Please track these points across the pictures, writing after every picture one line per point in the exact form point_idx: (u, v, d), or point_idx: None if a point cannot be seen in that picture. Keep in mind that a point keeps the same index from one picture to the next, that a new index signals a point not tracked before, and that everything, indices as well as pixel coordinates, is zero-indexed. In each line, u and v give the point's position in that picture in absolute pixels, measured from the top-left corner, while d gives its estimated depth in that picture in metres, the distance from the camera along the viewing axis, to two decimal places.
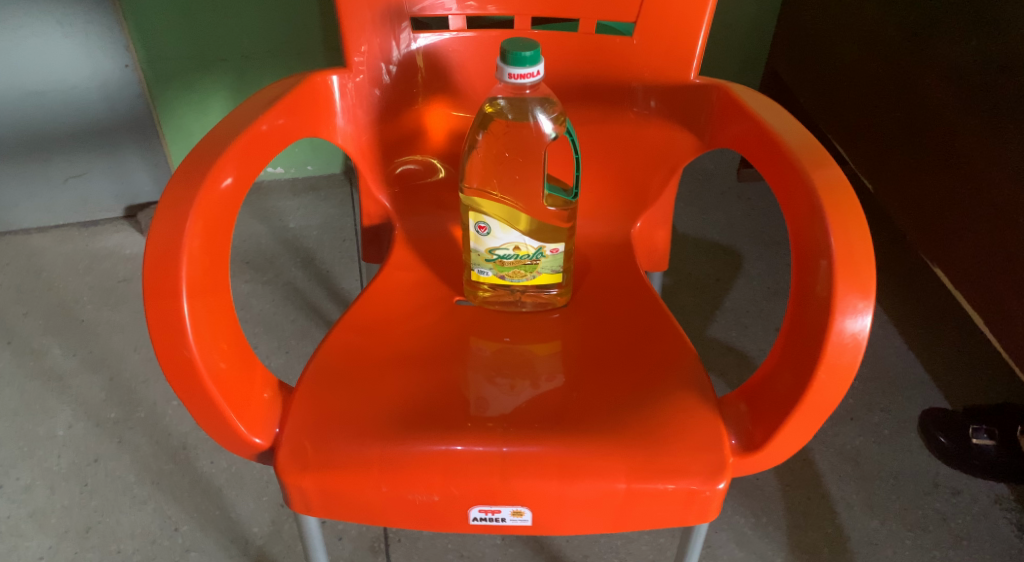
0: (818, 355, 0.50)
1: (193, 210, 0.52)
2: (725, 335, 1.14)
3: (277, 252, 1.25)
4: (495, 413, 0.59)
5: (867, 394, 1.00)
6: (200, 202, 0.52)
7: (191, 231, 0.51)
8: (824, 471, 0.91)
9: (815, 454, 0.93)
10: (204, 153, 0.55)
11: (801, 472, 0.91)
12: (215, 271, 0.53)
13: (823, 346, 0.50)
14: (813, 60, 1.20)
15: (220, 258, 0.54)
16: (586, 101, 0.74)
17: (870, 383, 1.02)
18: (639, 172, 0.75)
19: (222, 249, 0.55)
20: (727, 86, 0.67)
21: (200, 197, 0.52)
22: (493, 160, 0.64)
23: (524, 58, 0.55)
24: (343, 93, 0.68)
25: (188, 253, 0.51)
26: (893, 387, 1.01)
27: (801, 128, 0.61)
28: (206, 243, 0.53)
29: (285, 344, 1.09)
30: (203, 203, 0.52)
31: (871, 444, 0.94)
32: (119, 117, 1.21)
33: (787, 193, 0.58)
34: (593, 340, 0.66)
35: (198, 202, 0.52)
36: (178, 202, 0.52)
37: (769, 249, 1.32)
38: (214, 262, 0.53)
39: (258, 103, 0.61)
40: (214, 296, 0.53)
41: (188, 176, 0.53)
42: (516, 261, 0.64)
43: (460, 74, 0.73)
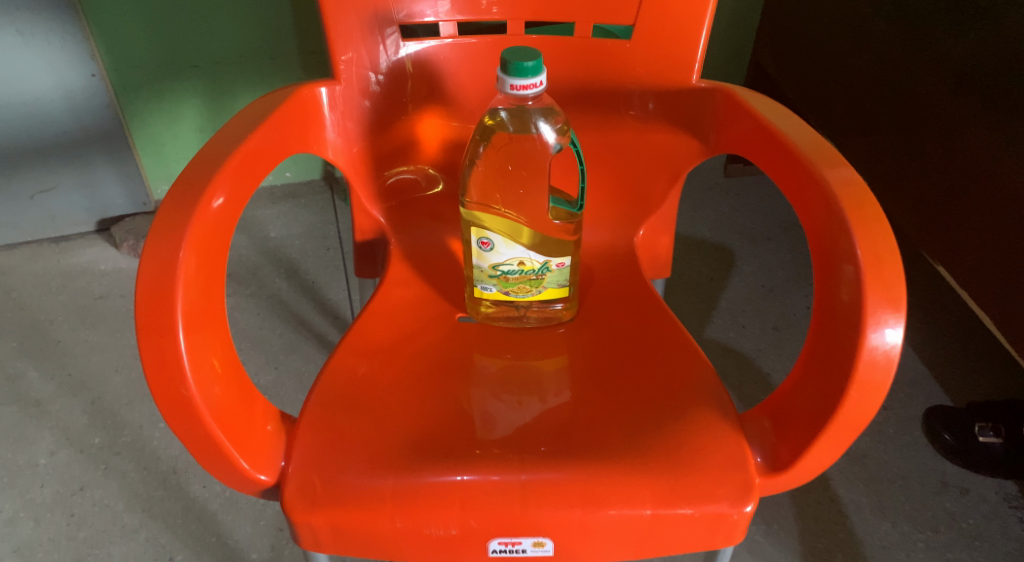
0: (849, 374, 0.49)
1: (184, 240, 0.48)
2: (723, 336, 1.14)
3: (259, 263, 1.21)
4: (504, 432, 0.57)
5: None
6: (195, 230, 0.49)
7: (185, 262, 0.48)
8: (832, 475, 0.91)
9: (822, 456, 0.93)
10: (193, 179, 0.52)
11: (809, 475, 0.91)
12: (210, 303, 0.50)
13: (853, 364, 0.49)
14: (801, 55, 1.20)
15: (214, 289, 0.51)
16: (585, 106, 0.72)
17: None
18: (641, 178, 0.73)
19: (216, 279, 0.52)
20: (732, 90, 0.66)
21: (193, 225, 0.49)
22: (495, 173, 0.61)
23: (526, 69, 0.52)
24: (332, 105, 0.65)
25: (182, 285, 0.47)
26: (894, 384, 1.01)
27: (812, 134, 0.60)
28: (201, 272, 0.49)
29: (274, 359, 1.05)
30: (197, 232, 0.49)
31: (876, 443, 0.94)
32: (88, 129, 1.16)
33: (805, 200, 0.57)
34: (603, 354, 0.65)
35: (189, 232, 0.49)
36: (168, 232, 0.49)
37: (761, 246, 1.31)
38: (207, 294, 0.50)
39: (246, 121, 0.58)
40: (211, 330, 0.50)
41: (178, 203, 0.50)
42: (521, 277, 0.62)
43: (453, 81, 0.70)
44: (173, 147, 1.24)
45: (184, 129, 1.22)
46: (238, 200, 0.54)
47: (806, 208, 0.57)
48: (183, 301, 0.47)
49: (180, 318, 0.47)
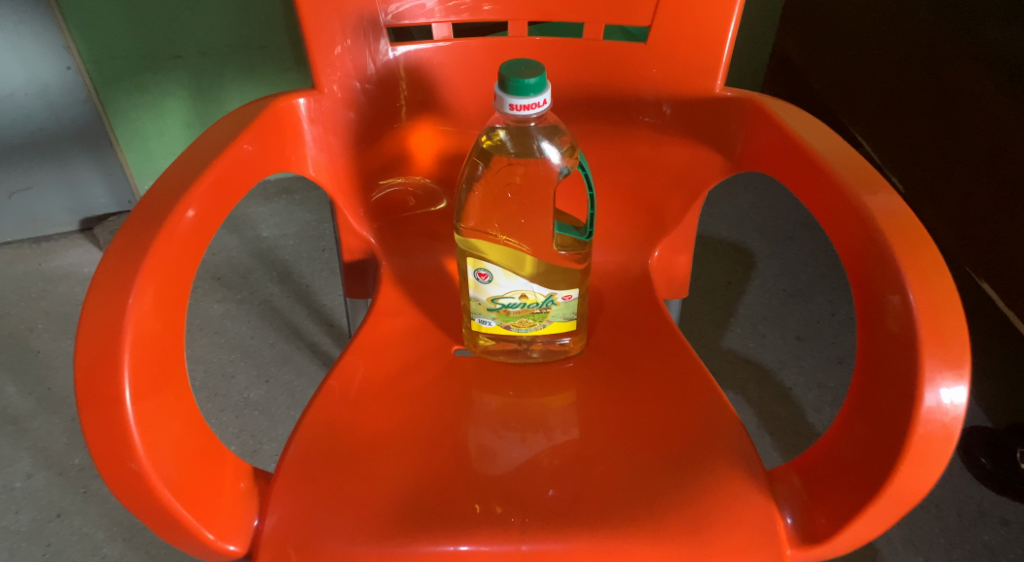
0: (903, 445, 0.42)
1: (134, 286, 0.43)
2: (742, 346, 1.07)
3: (251, 266, 1.15)
4: (503, 469, 0.53)
5: None
6: (147, 274, 0.43)
7: (136, 311, 0.42)
8: None
9: None
10: (149, 213, 0.46)
11: None
12: (165, 354, 0.45)
13: (910, 434, 0.42)
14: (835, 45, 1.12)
15: (170, 338, 0.45)
16: (596, 116, 0.65)
17: None
18: (657, 194, 0.66)
19: (174, 326, 0.46)
20: (760, 100, 0.58)
21: (146, 269, 0.43)
22: (494, 198, 0.54)
23: (527, 86, 0.45)
24: (312, 118, 0.58)
25: (130, 338, 0.42)
26: None
27: (849, 152, 0.54)
28: (156, 322, 0.44)
29: (265, 372, 0.99)
30: (150, 276, 0.44)
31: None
32: (66, 125, 1.09)
33: (844, 231, 0.51)
34: (614, 395, 0.59)
35: (141, 278, 0.43)
36: (117, 277, 0.43)
37: (781, 246, 1.25)
38: (163, 344, 0.44)
39: (212, 144, 0.52)
40: (167, 385, 0.44)
41: (131, 243, 0.45)
42: (523, 310, 0.56)
43: (448, 88, 0.63)
44: (159, 143, 1.17)
45: (170, 123, 1.16)
46: (200, 233, 0.49)
47: (847, 241, 0.50)
48: (135, 356, 0.41)
49: (129, 377, 0.41)
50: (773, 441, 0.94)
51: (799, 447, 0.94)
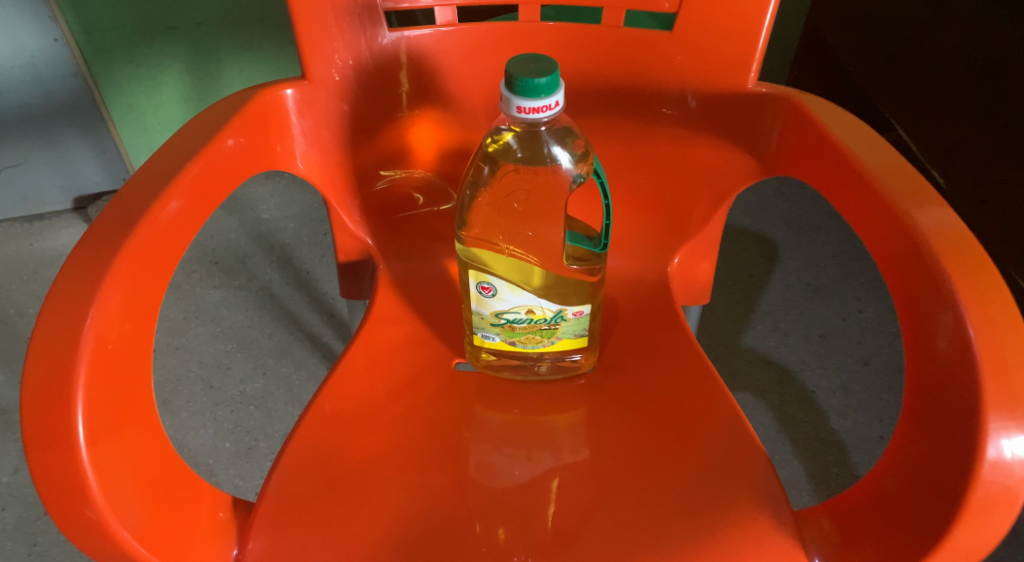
0: (961, 505, 0.37)
1: (94, 304, 0.39)
2: (763, 345, 1.02)
3: (250, 251, 1.10)
4: (506, 484, 0.50)
5: None
6: (111, 292, 0.40)
7: (95, 331, 0.39)
8: None
9: None
10: (117, 221, 0.43)
11: None
12: (129, 376, 0.41)
13: (969, 493, 0.37)
14: (877, 26, 1.04)
15: (135, 356, 0.42)
16: (614, 111, 0.59)
17: None
18: (679, 196, 0.60)
19: (139, 344, 0.42)
20: (799, 99, 0.53)
21: (109, 286, 0.40)
22: (500, 205, 0.49)
23: (538, 87, 0.40)
24: (300, 110, 0.54)
25: (87, 361, 0.38)
26: None
27: (896, 157, 0.48)
28: (122, 344, 0.41)
29: (262, 364, 0.95)
30: (114, 290, 0.40)
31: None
32: (54, 100, 1.05)
33: (890, 251, 0.45)
34: (628, 416, 0.54)
35: (102, 294, 0.40)
36: (77, 291, 0.40)
37: (806, 237, 1.18)
38: (125, 365, 0.41)
39: (189, 143, 0.48)
40: (131, 410, 0.40)
41: (94, 254, 0.41)
42: (529, 327, 0.51)
43: (451, 79, 0.57)
44: (154, 119, 1.12)
45: (166, 98, 1.10)
46: (174, 236, 0.45)
47: (894, 263, 0.45)
48: (96, 381, 0.38)
49: (84, 409, 0.37)
50: (794, 449, 0.90)
51: (821, 455, 0.89)
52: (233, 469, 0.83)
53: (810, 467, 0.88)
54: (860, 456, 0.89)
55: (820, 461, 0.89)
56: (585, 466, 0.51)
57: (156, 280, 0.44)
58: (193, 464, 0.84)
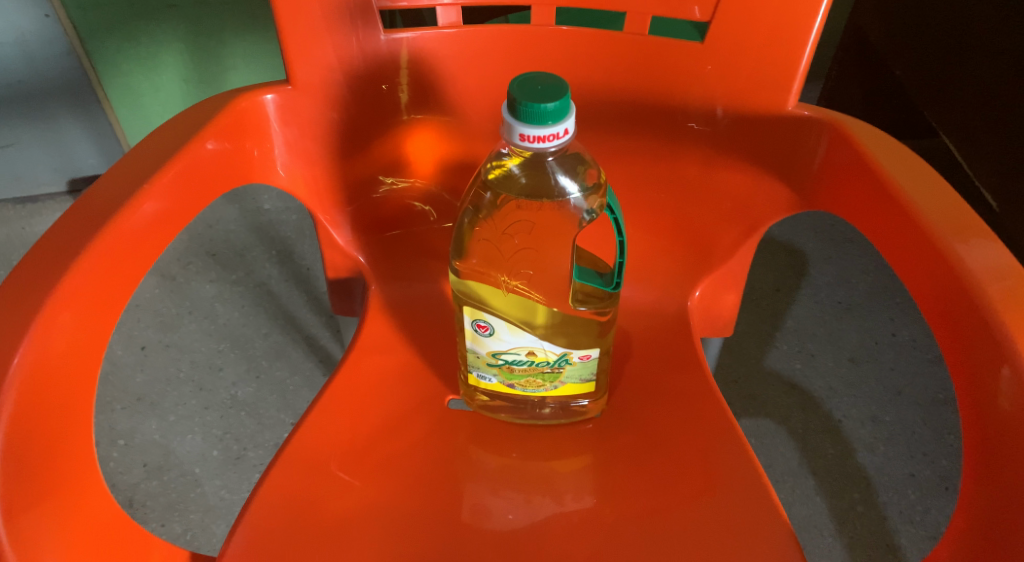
0: None
1: (33, 328, 0.36)
2: (787, 367, 0.96)
3: (249, 243, 1.05)
4: (497, 527, 0.45)
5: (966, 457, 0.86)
6: (52, 323, 0.36)
7: (29, 361, 0.35)
8: None
9: (904, 546, 0.79)
10: (81, 226, 0.40)
11: None
12: (72, 407, 0.38)
13: None
14: (930, 27, 0.96)
15: (76, 389, 0.38)
16: (635, 128, 0.53)
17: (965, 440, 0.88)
18: (706, 223, 0.54)
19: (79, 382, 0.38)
20: (845, 126, 0.47)
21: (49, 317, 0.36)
22: (501, 236, 0.43)
23: (546, 113, 0.34)
24: (282, 117, 0.49)
25: (13, 402, 0.34)
26: None
27: (950, 195, 0.42)
28: (68, 368, 0.38)
29: (256, 366, 0.90)
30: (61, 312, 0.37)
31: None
32: (47, 80, 1.02)
33: (943, 301, 0.39)
34: (636, 464, 0.49)
35: (43, 318, 0.36)
36: (15, 310, 0.36)
37: (838, 250, 1.11)
38: (69, 395, 0.38)
39: (161, 149, 0.44)
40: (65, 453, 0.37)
41: (46, 266, 0.38)
42: (530, 369, 0.46)
43: (455, 86, 0.52)
44: (153, 100, 1.08)
45: (165, 79, 1.05)
46: (148, 242, 0.43)
47: (948, 322, 0.39)
48: (41, 406, 0.36)
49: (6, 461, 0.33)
50: (816, 483, 0.84)
51: (846, 492, 0.84)
52: (220, 480, 0.79)
53: (833, 504, 0.83)
54: (888, 494, 0.84)
55: (844, 498, 0.83)
56: (585, 523, 0.45)
57: (119, 294, 0.41)
58: (179, 473, 0.80)
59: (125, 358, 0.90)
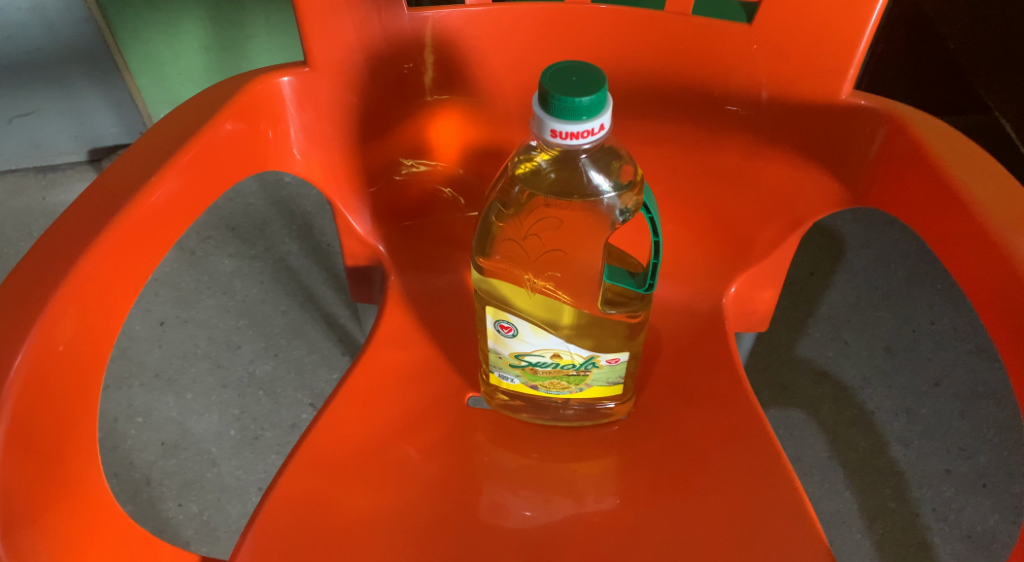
0: None
1: (38, 324, 0.34)
2: (820, 356, 0.93)
3: (269, 216, 1.04)
4: (515, 526, 0.44)
5: (1007, 452, 0.83)
6: (58, 319, 0.35)
7: (35, 358, 0.34)
8: None
9: (935, 540, 0.77)
10: (89, 216, 0.38)
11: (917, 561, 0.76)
12: (80, 403, 0.37)
13: None
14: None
15: (83, 384, 0.37)
16: (674, 114, 0.49)
17: (1008, 435, 0.85)
18: (745, 217, 0.51)
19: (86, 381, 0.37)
20: (905, 117, 0.43)
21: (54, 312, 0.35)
22: (528, 233, 0.41)
23: (580, 108, 0.32)
24: (300, 100, 0.47)
25: (19, 402, 0.33)
26: None
27: (1016, 190, 0.39)
28: (76, 366, 0.36)
29: (274, 344, 0.89)
30: (68, 305, 0.36)
31: (1009, 526, 0.78)
32: (67, 46, 1.01)
33: (1001, 308, 0.36)
34: (662, 468, 0.46)
35: (50, 313, 0.35)
36: (21, 305, 0.35)
37: (877, 233, 1.07)
38: (75, 394, 0.36)
39: (174, 133, 0.42)
40: (72, 453, 0.36)
41: (55, 257, 0.37)
42: (554, 371, 0.44)
43: (482, 68, 0.48)
44: (173, 67, 1.05)
45: (186, 46, 1.03)
46: (158, 231, 0.41)
47: (1009, 329, 0.36)
48: (48, 406, 0.35)
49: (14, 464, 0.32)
50: (846, 477, 0.82)
51: (878, 487, 0.81)
52: (236, 460, 0.79)
53: (863, 500, 0.80)
54: (921, 490, 0.81)
55: (876, 493, 0.81)
56: (604, 525, 0.44)
57: (129, 285, 0.40)
58: (196, 452, 0.79)
59: (144, 333, 0.90)
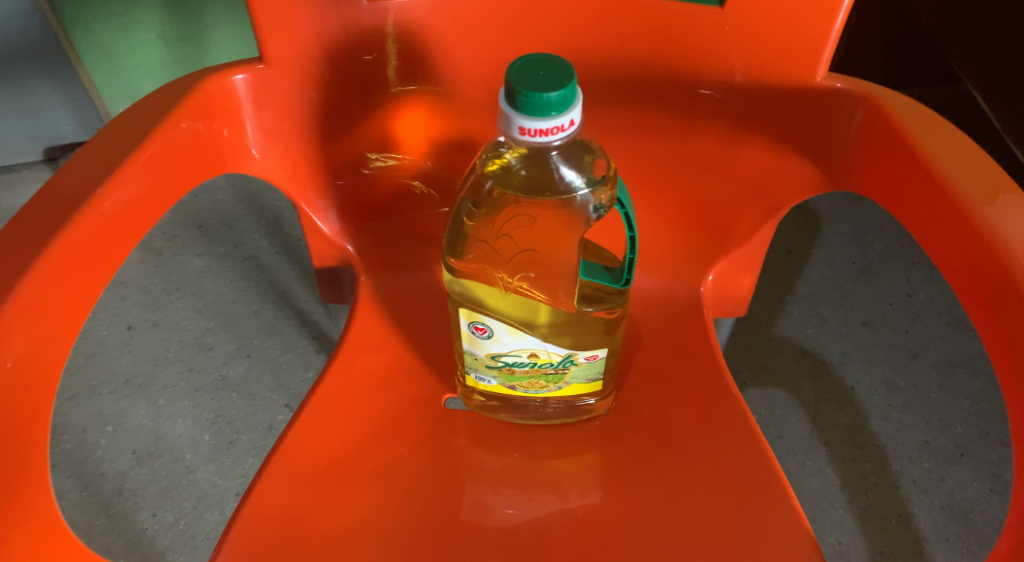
0: None
1: None
2: (798, 333, 0.93)
3: (237, 212, 1.01)
4: (497, 524, 0.43)
5: (985, 422, 0.84)
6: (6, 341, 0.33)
7: None
8: (926, 534, 0.76)
9: (916, 512, 0.78)
10: (36, 227, 0.36)
11: (899, 534, 0.77)
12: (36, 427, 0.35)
13: None
14: None
15: (37, 407, 0.35)
16: (646, 102, 0.48)
17: (985, 404, 0.86)
18: (722, 204, 0.50)
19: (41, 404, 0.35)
20: (884, 100, 0.42)
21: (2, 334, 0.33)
22: (500, 232, 0.39)
23: (549, 104, 0.30)
24: (256, 99, 0.45)
25: None
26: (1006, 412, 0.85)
27: (994, 173, 0.38)
28: (29, 387, 0.35)
29: (247, 344, 0.87)
30: (16, 326, 0.34)
31: (987, 494, 0.79)
32: (16, 42, 0.96)
33: (982, 292, 0.36)
34: (645, 460, 0.46)
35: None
36: None
37: (853, 208, 1.07)
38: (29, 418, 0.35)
39: (124, 136, 0.40)
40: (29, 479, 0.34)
41: None
42: (532, 371, 0.43)
43: (447, 58, 0.46)
44: (129, 60, 1.01)
45: (143, 38, 0.99)
46: (114, 240, 0.39)
47: (989, 312, 0.35)
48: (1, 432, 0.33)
49: None
50: (827, 454, 0.82)
51: (859, 463, 0.82)
52: (212, 465, 0.77)
53: (845, 475, 0.81)
54: (902, 463, 0.82)
55: (858, 469, 0.81)
56: (587, 520, 0.43)
57: (84, 298, 0.38)
58: (170, 459, 0.78)
59: (112, 338, 0.87)
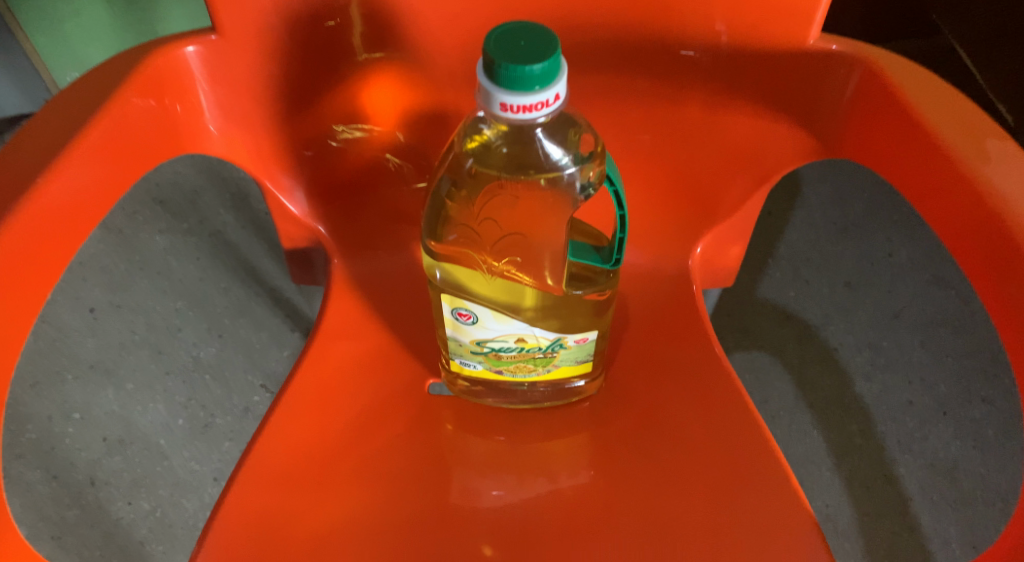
0: None
1: None
2: (780, 296, 0.92)
3: (200, 186, 0.96)
4: (489, 511, 0.42)
5: (966, 379, 0.85)
6: None
7: None
8: (911, 492, 0.78)
9: (900, 471, 0.79)
10: None
11: (883, 493, 0.78)
12: None
13: None
14: None
15: None
16: (631, 68, 0.45)
17: (966, 362, 0.86)
18: (711, 174, 0.48)
19: None
20: (880, 63, 0.40)
21: None
22: (481, 213, 0.37)
23: (532, 77, 0.28)
24: (211, 73, 0.42)
25: None
26: (986, 369, 0.86)
27: (995, 136, 0.37)
28: None
29: (217, 325, 0.84)
30: None
31: (968, 451, 0.80)
32: None
33: (987, 267, 0.35)
34: (637, 440, 0.45)
35: None
36: None
37: (833, 167, 1.06)
38: None
39: (67, 118, 0.36)
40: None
41: None
42: (520, 356, 0.41)
43: (417, 24, 0.43)
44: (73, 25, 0.94)
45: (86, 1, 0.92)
46: (65, 234, 0.36)
47: (995, 289, 0.34)
48: None
49: None
50: (812, 417, 0.83)
51: (844, 424, 0.82)
52: (188, 451, 0.75)
53: (830, 437, 0.81)
54: (886, 424, 0.82)
55: (842, 430, 0.82)
56: (581, 504, 0.42)
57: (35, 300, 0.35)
58: (143, 446, 0.75)
59: (74, 322, 0.84)
